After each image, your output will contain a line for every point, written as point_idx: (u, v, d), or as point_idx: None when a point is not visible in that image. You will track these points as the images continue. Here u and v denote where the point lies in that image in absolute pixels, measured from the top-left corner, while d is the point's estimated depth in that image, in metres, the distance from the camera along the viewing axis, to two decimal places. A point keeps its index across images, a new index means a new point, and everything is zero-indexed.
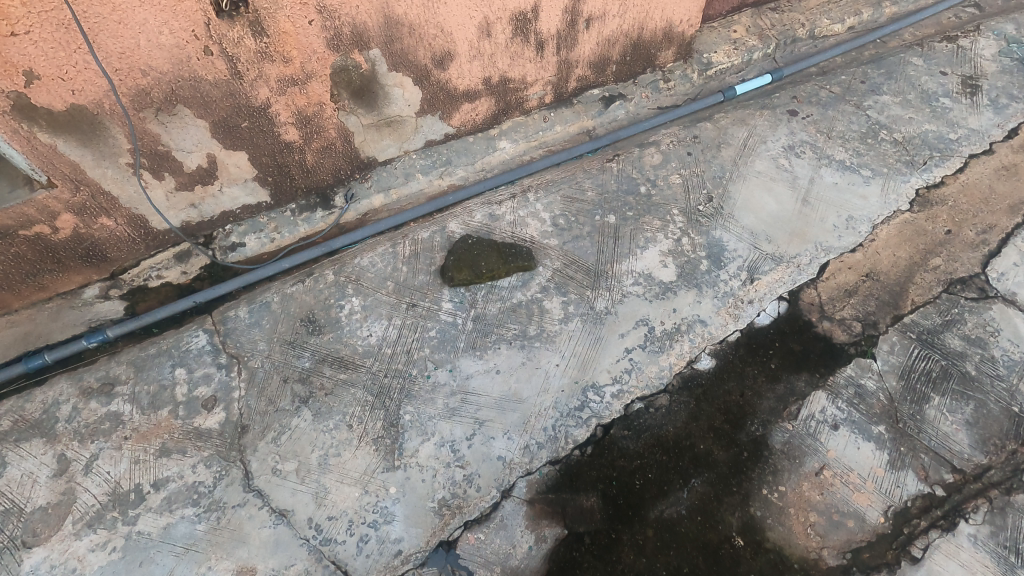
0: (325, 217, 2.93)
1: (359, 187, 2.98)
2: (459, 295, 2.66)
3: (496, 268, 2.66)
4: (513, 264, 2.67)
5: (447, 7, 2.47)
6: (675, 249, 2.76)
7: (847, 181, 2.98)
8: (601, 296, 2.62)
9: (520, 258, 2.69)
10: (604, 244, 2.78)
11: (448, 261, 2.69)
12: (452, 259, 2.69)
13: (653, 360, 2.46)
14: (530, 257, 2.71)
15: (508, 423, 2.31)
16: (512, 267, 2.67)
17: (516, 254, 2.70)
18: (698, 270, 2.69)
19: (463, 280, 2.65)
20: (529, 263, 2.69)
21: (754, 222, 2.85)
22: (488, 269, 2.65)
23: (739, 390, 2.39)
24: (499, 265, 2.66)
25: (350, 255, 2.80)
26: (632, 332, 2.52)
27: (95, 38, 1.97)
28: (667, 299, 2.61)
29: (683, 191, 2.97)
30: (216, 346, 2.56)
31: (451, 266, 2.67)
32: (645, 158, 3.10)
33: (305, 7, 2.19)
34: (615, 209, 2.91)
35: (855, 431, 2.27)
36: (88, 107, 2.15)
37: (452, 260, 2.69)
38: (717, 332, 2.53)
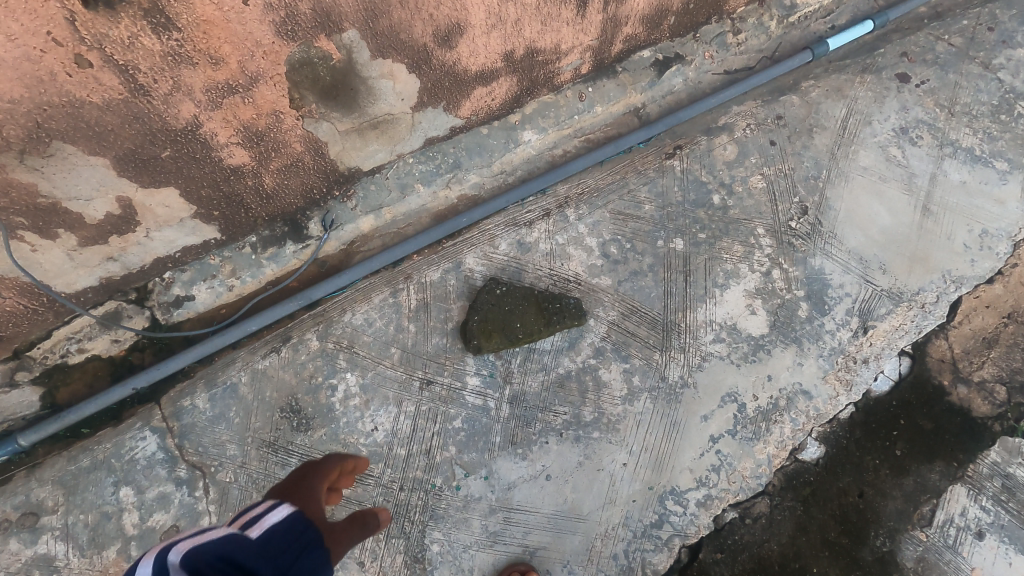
0: (299, 251, 2.20)
1: (340, 207, 2.21)
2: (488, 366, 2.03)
3: (536, 331, 1.99)
4: (556, 324, 2.00)
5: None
6: (764, 287, 2.11)
7: (978, 179, 2.29)
8: (673, 361, 2.01)
9: (566, 316, 2.01)
10: (671, 283, 2.12)
11: (471, 324, 1.98)
12: (476, 321, 1.99)
13: (746, 452, 1.92)
14: (580, 313, 2.02)
15: (567, 551, 1.85)
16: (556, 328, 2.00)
17: (560, 308, 2.02)
18: (795, 318, 2.07)
19: (493, 349, 1.98)
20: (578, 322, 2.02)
21: (862, 243, 2.19)
22: (524, 333, 1.98)
23: (858, 488, 1.89)
24: (537, 325, 1.99)
25: (337, 309, 2.09)
26: (717, 413, 1.95)
27: None
28: (759, 362, 2.02)
29: (769, 199, 2.25)
30: (171, 454, 1.94)
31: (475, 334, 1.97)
32: (715, 152, 2.31)
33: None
34: (682, 230, 2.20)
35: (1003, 539, 1.86)
36: None
37: (477, 323, 1.99)
38: (825, 408, 1.97)
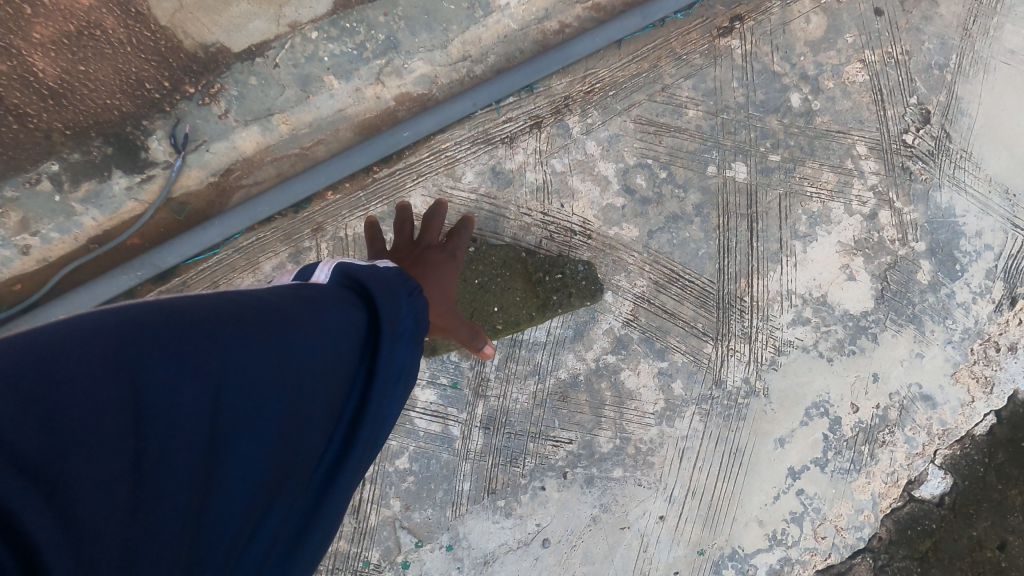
0: (138, 188, 1.36)
1: (198, 114, 1.35)
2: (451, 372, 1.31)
3: (521, 319, 1.29)
4: (551, 310, 1.30)
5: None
6: (868, 238, 1.39)
7: None
8: (733, 356, 1.32)
9: (568, 294, 1.30)
10: (729, 235, 1.38)
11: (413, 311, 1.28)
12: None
13: (840, 492, 1.28)
14: (592, 288, 1.31)
15: None
16: (552, 315, 1.30)
17: (559, 279, 1.31)
18: (913, 286, 1.37)
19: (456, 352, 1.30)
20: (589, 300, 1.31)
21: (1009, 167, 1.46)
22: (502, 325, 1.29)
23: (998, 537, 1.29)
24: (524, 311, 1.29)
25: (204, 283, 1.36)
26: (799, 433, 1.29)
27: None
28: (861, 355, 1.33)
29: (873, 99, 1.48)
30: None
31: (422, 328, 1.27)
32: (794, 26, 1.48)
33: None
34: (745, 150, 1.43)
35: None
36: None
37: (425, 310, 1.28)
38: (952, 420, 1.32)
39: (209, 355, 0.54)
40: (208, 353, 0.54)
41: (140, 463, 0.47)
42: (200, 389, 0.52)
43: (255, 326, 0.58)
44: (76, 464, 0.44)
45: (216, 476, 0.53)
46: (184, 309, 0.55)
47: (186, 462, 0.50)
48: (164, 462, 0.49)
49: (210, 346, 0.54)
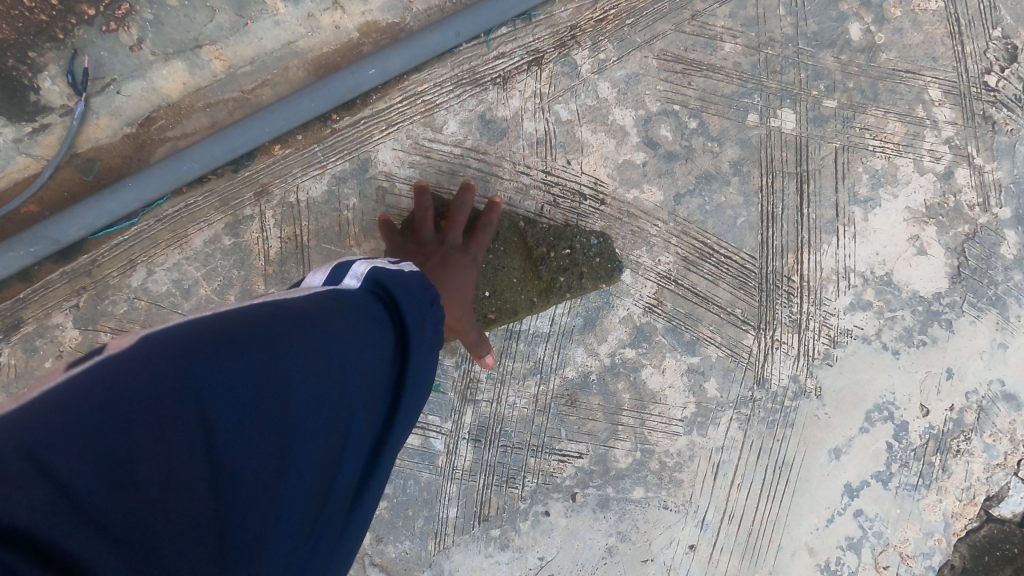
0: (32, 140, 1.07)
1: (102, 45, 1.06)
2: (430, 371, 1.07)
3: (518, 304, 1.03)
4: (558, 293, 1.03)
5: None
6: (941, 203, 1.14)
7: None
8: (778, 350, 1.07)
9: (579, 272, 1.04)
10: (774, 199, 1.12)
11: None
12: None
13: (906, 512, 1.06)
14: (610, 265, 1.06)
15: None
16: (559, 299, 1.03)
17: (567, 256, 1.04)
18: (996, 261, 1.12)
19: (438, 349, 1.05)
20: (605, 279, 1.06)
21: None
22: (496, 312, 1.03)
23: None
24: (523, 296, 1.03)
25: (119, 262, 1.06)
26: (858, 442, 1.06)
27: None
28: (932, 346, 1.09)
29: (950, 31, 1.19)
30: None
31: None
32: None
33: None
34: (792, 93, 1.16)
35: None
36: None
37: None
38: None
39: (248, 372, 0.50)
40: (254, 365, 0.51)
41: (199, 496, 0.45)
42: (246, 412, 0.49)
43: (292, 331, 0.54)
44: (143, 495, 0.43)
45: (278, 500, 0.49)
46: (226, 324, 0.52)
47: (245, 488, 0.47)
48: (222, 492, 0.46)
49: (248, 362, 0.50)
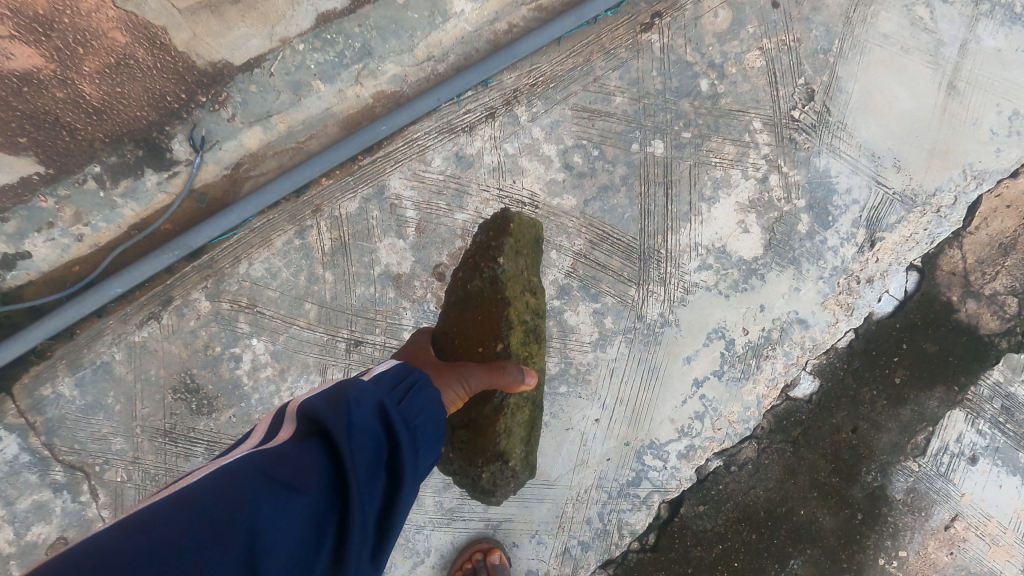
0: (165, 182, 1.64)
1: (210, 118, 1.63)
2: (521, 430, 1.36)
3: (499, 313, 1.30)
4: (502, 279, 1.33)
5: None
6: (760, 198, 1.74)
7: (1015, 45, 1.86)
8: (651, 296, 1.68)
9: (494, 253, 1.35)
10: (649, 199, 1.72)
11: (479, 474, 1.30)
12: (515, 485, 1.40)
13: (733, 394, 1.67)
14: (503, 221, 1.44)
15: (535, 522, 1.59)
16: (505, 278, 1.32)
17: (481, 272, 1.35)
18: (795, 234, 1.73)
19: (518, 419, 1.31)
20: (520, 230, 1.44)
21: (876, 135, 1.80)
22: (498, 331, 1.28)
23: (852, 423, 1.69)
24: (496, 302, 1.31)
25: (228, 257, 1.64)
26: (702, 352, 1.67)
27: None
28: (751, 291, 1.70)
29: (768, 82, 1.79)
30: (40, 453, 1.55)
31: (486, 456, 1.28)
32: (703, 20, 1.78)
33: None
34: (661, 129, 1.75)
35: (997, 462, 1.71)
36: None
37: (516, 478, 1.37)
38: (821, 337, 1.71)
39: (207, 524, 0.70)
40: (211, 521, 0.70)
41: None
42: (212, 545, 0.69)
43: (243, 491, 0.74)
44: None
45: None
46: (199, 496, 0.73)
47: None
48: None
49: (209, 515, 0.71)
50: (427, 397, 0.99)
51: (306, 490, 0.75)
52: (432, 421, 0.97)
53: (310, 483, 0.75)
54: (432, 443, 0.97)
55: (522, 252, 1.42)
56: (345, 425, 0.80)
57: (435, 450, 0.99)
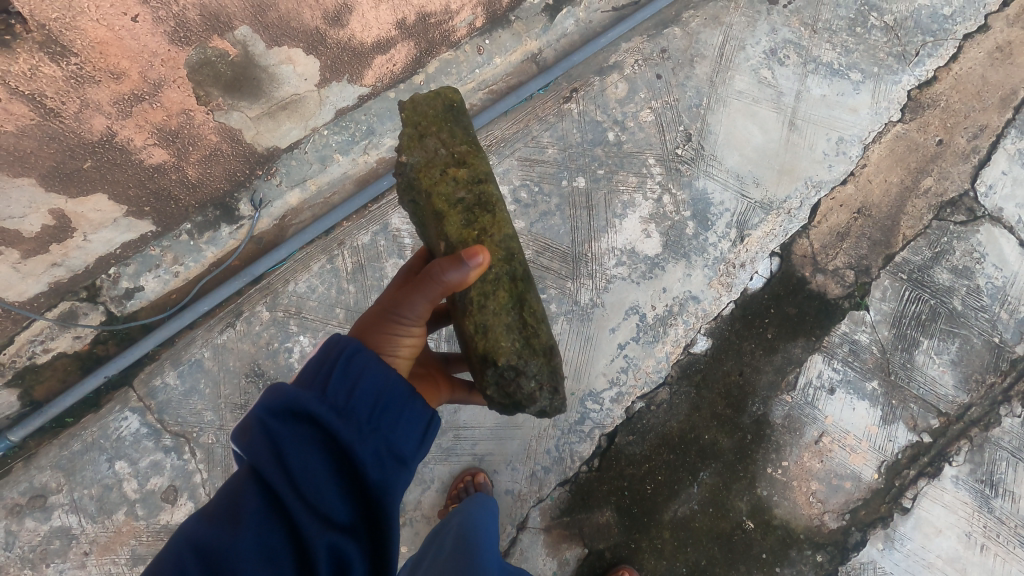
0: (235, 232, 2.30)
1: (266, 185, 2.29)
2: (508, 320, 1.38)
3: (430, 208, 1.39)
4: (412, 176, 1.41)
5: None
6: (657, 212, 2.41)
7: (836, 91, 2.57)
8: (583, 287, 2.33)
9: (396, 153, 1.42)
10: (577, 219, 2.39)
11: (485, 386, 1.39)
12: (542, 382, 1.38)
13: (648, 353, 2.29)
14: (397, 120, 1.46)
15: (509, 454, 2.20)
16: (415, 176, 1.40)
17: (406, 187, 1.44)
18: (684, 236, 2.40)
19: (489, 311, 1.35)
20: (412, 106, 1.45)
21: (739, 162, 2.48)
22: (439, 228, 1.37)
23: (738, 369, 2.31)
24: (423, 201, 1.42)
25: (280, 280, 2.32)
26: (623, 324, 2.31)
27: None
28: (656, 278, 2.36)
29: (657, 131, 2.48)
30: (154, 427, 2.19)
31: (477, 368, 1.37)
32: (608, 91, 2.50)
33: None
34: (583, 168, 2.44)
35: (850, 392, 2.31)
36: None
37: (529, 373, 1.36)
38: (711, 308, 2.35)
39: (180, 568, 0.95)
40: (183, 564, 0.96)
41: None
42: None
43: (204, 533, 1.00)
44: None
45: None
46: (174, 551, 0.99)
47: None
48: None
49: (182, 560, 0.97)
50: (368, 354, 1.22)
51: (254, 516, 1.01)
52: (373, 376, 1.20)
53: (247, 507, 1.02)
54: (374, 396, 1.19)
55: (424, 133, 1.43)
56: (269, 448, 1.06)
57: (387, 390, 1.21)
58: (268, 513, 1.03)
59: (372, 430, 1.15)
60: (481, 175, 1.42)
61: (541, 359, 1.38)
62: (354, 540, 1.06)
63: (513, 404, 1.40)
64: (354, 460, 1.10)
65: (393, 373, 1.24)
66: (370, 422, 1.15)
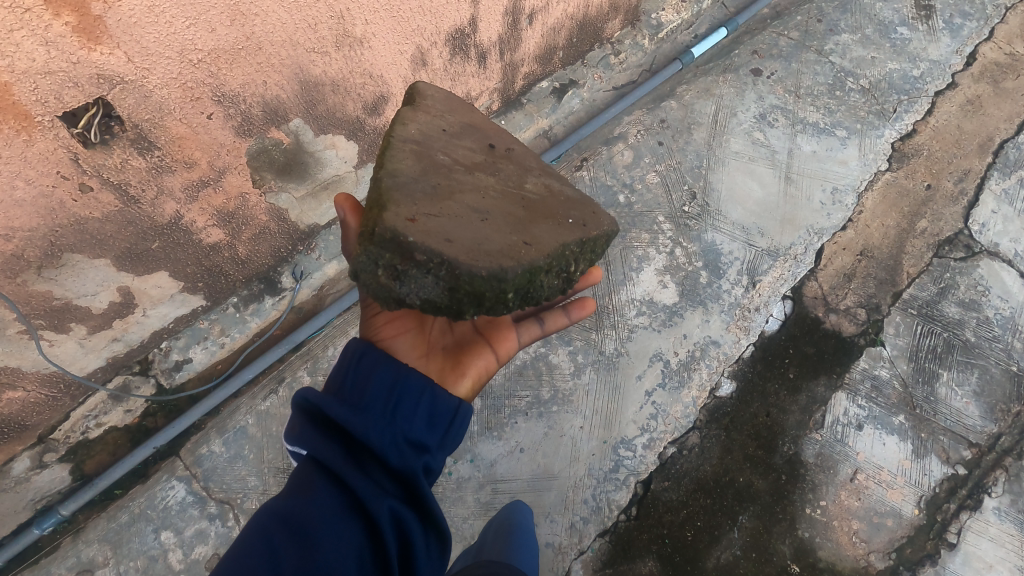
0: (277, 303, 2.46)
1: (306, 259, 2.48)
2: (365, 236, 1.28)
3: None
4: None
5: (374, 26, 1.95)
6: (671, 264, 2.57)
7: (825, 147, 2.80)
8: (607, 337, 2.44)
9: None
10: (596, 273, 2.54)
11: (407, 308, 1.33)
12: (392, 264, 1.27)
13: (675, 398, 2.37)
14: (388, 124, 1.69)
15: (547, 505, 2.22)
16: None
17: None
18: (699, 284, 2.54)
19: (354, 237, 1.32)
20: None
21: (743, 215, 2.67)
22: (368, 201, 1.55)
23: (765, 410, 2.36)
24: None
25: (320, 346, 2.47)
26: (648, 371, 2.40)
27: (4, 215, 1.57)
28: (675, 325, 2.47)
29: (664, 191, 2.69)
30: (199, 495, 2.25)
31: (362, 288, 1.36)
32: (615, 158, 2.74)
33: (216, 60, 1.65)
34: None
35: (878, 427, 2.35)
36: (9, 294, 1.75)
37: (365, 264, 1.28)
38: (731, 351, 2.44)
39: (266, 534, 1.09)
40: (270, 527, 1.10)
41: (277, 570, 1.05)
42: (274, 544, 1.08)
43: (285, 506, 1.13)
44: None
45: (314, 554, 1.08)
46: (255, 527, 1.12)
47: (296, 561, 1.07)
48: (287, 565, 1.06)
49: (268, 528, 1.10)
50: (376, 355, 1.37)
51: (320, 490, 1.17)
52: (384, 373, 1.34)
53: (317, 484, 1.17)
54: (387, 391, 1.32)
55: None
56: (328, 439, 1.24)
57: (400, 382, 1.34)
58: (335, 489, 1.18)
59: (392, 423, 1.28)
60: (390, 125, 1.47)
61: (367, 243, 1.25)
62: (405, 509, 1.22)
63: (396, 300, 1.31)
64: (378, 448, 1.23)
65: (400, 366, 1.37)
66: (388, 416, 1.29)
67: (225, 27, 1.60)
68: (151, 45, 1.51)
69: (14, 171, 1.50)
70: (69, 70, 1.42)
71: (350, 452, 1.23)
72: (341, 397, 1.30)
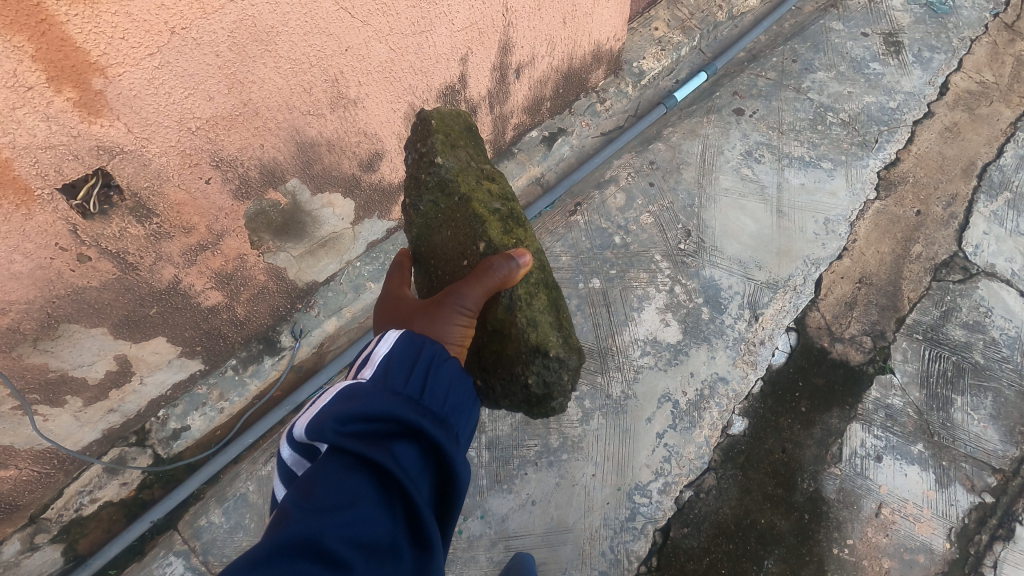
0: (277, 363, 2.42)
1: (306, 317, 2.47)
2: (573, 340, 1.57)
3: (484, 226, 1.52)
4: (447, 177, 1.55)
5: (368, 87, 2.00)
6: (671, 302, 2.56)
7: (812, 179, 2.85)
8: (613, 380, 2.40)
9: (431, 157, 1.56)
10: (597, 316, 2.53)
11: (529, 400, 1.53)
12: (572, 379, 1.57)
13: (687, 439, 2.31)
14: (424, 127, 1.62)
15: (564, 560, 2.13)
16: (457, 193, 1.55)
17: (437, 196, 1.57)
18: (701, 321, 2.52)
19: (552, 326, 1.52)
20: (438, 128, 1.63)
21: (739, 249, 2.68)
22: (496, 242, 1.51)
23: (780, 446, 2.31)
24: (454, 201, 1.56)
25: None
26: (657, 413, 2.35)
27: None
28: (682, 363, 2.44)
29: (659, 230, 2.71)
30: (199, 569, 2.16)
31: (525, 360, 1.47)
32: (608, 201, 2.78)
33: (214, 127, 1.69)
34: (596, 271, 2.62)
35: (898, 458, 2.28)
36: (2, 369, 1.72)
37: (567, 368, 1.53)
38: (740, 387, 2.40)
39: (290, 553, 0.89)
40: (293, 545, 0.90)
41: None
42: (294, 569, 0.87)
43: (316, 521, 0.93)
44: None
45: None
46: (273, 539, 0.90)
47: None
48: None
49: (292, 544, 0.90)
50: (451, 373, 1.25)
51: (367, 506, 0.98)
52: (458, 389, 1.24)
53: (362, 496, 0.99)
54: (457, 410, 1.22)
55: (455, 143, 1.63)
56: (387, 444, 1.06)
57: (466, 405, 1.25)
58: (381, 508, 1.00)
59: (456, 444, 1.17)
60: (509, 194, 1.65)
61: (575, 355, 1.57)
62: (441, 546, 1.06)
63: (543, 397, 1.52)
64: (446, 462, 1.10)
65: (470, 386, 1.29)
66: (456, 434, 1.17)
67: (222, 95, 1.64)
68: (149, 115, 1.54)
69: (11, 245, 1.50)
70: (69, 143, 1.44)
71: (413, 465, 1.06)
72: (413, 402, 1.14)
